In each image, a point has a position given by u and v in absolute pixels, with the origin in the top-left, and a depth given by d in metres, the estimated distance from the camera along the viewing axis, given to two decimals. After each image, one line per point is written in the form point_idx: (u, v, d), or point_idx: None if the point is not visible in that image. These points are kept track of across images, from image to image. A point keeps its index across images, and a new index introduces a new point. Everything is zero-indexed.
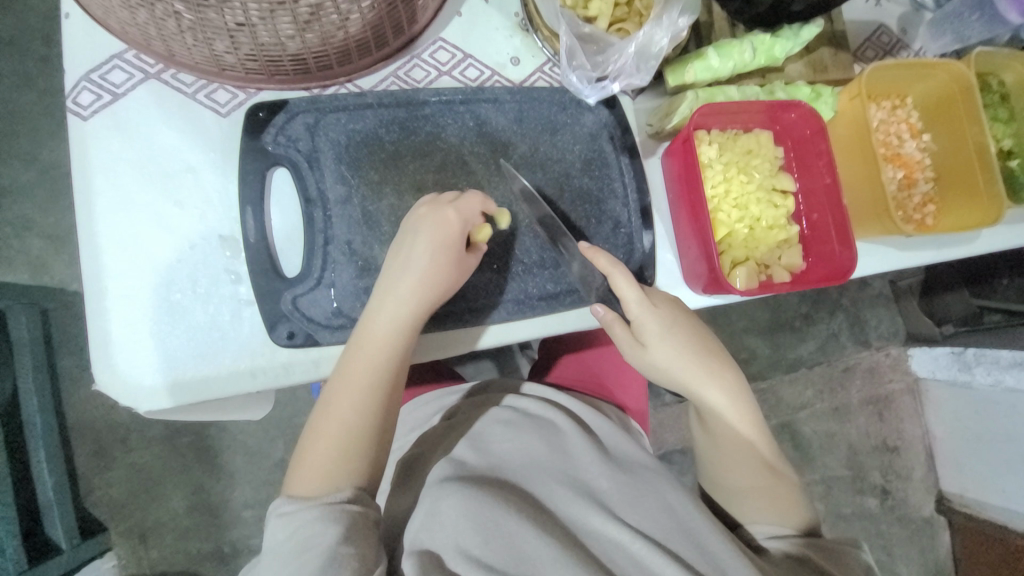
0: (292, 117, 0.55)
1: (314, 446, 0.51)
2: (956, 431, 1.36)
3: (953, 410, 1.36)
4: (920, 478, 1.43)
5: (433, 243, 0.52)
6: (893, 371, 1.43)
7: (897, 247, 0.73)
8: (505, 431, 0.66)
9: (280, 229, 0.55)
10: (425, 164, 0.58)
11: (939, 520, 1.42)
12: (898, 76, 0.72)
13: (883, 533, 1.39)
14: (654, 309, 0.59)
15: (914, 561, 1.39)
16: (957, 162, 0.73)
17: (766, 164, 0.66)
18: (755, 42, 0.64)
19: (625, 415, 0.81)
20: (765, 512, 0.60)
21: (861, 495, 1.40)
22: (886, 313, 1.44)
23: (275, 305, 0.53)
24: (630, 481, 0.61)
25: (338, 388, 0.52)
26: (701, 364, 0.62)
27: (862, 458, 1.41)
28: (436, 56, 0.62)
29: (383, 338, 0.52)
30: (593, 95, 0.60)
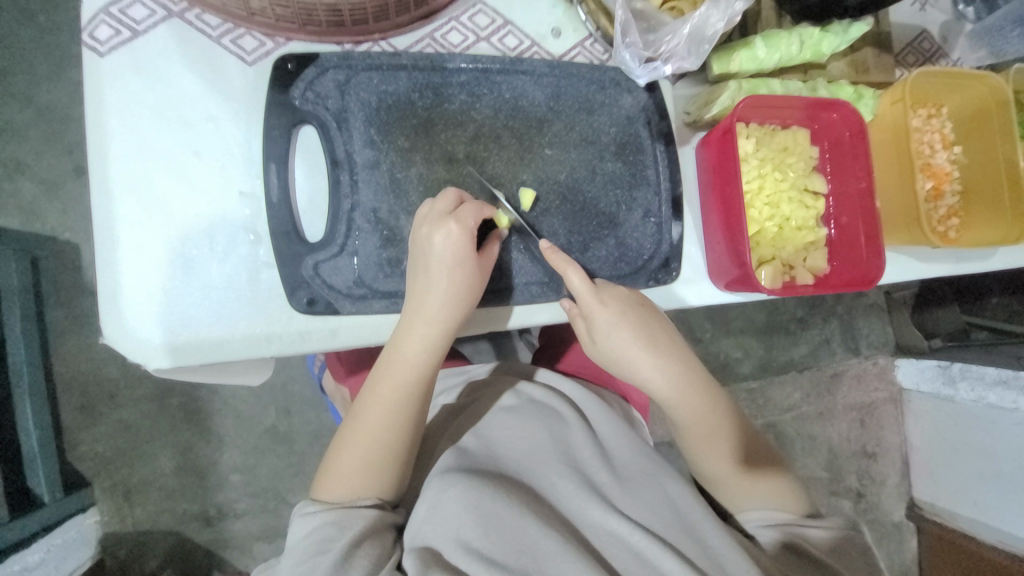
0: (322, 73, 0.52)
1: (342, 458, 0.54)
2: (933, 442, 1.40)
3: (933, 421, 1.39)
4: (893, 485, 1.47)
5: (456, 262, 0.51)
6: (879, 380, 1.46)
7: (918, 258, 0.73)
8: (511, 418, 0.65)
9: (304, 190, 0.53)
10: (457, 135, 0.56)
11: (907, 525, 1.47)
12: (937, 85, 0.70)
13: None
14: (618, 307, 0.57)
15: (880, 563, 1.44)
16: (985, 178, 0.72)
17: (801, 163, 0.64)
18: (803, 36, 0.62)
19: (628, 406, 0.80)
20: (757, 502, 0.62)
21: (837, 497, 1.43)
22: (879, 323, 1.46)
23: (295, 269, 0.51)
24: (632, 476, 0.61)
25: (366, 406, 0.54)
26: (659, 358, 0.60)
27: (842, 462, 1.44)
28: (475, 20, 0.59)
29: (407, 359, 0.53)
30: (643, 77, 0.57)
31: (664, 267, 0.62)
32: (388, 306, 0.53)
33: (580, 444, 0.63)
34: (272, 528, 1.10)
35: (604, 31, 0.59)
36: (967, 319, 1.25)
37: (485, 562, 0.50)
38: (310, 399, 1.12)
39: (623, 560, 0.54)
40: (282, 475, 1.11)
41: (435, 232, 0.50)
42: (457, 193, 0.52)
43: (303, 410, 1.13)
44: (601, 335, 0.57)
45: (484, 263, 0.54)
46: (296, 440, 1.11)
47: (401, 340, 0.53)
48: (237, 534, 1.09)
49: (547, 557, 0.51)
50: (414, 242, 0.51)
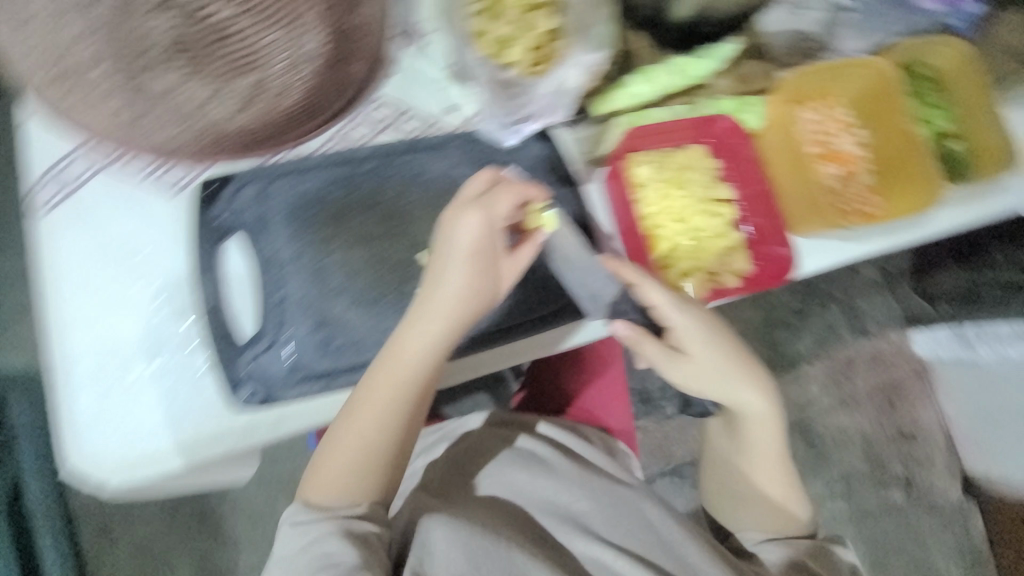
0: (241, 187, 0.59)
1: (342, 440, 0.55)
2: (967, 410, 1.32)
3: (960, 390, 1.35)
4: (941, 464, 1.42)
5: (476, 253, 0.55)
6: (897, 356, 1.44)
7: (851, 240, 0.74)
8: (524, 475, 0.67)
9: (236, 295, 0.58)
10: (371, 217, 0.61)
11: (968, 504, 1.41)
12: (821, 79, 0.74)
13: (911, 524, 1.40)
14: (688, 315, 0.62)
15: (947, 550, 1.39)
16: (895, 152, 0.74)
17: (703, 177, 0.69)
18: (677, 63, 0.67)
19: (609, 437, 0.84)
20: (756, 518, 0.71)
21: (884, 488, 1.41)
22: (881, 299, 1.44)
23: (233, 370, 0.55)
24: (611, 501, 0.66)
25: (360, 405, 0.55)
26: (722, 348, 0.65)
27: (879, 448, 1.42)
28: (376, 114, 0.65)
29: (406, 360, 0.54)
30: (513, 137, 0.65)
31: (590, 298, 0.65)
32: (326, 386, 0.56)
33: (568, 479, 0.67)
34: None
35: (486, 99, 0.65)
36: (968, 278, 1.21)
37: None
38: None
39: None
40: None
41: (462, 223, 0.55)
42: (490, 177, 0.57)
43: None
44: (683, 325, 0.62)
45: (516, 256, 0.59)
46: None
47: (406, 338, 0.54)
48: None
49: None
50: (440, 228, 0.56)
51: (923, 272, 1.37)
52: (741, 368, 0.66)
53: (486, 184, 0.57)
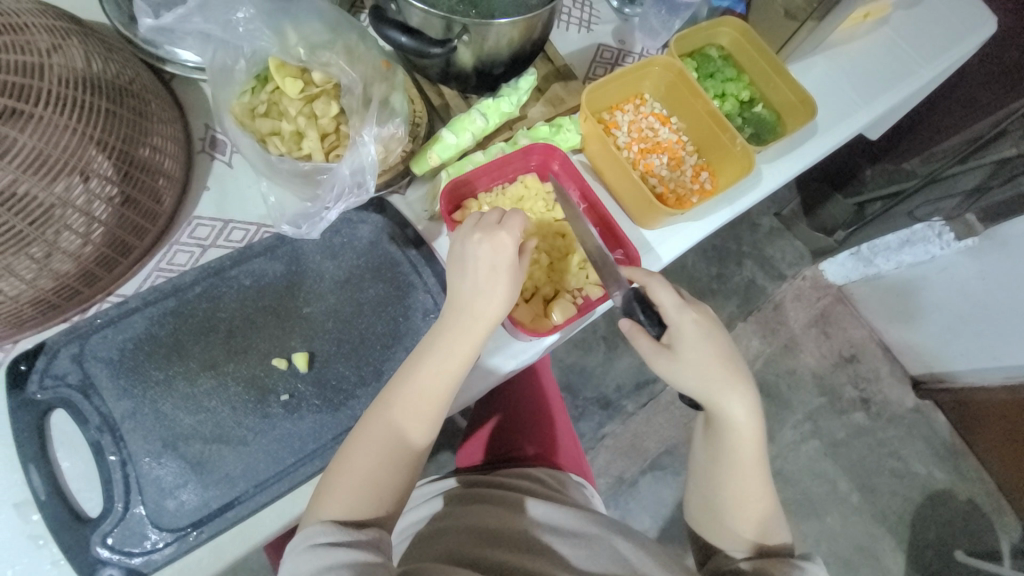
0: (54, 355, 0.54)
1: (340, 484, 0.52)
2: (888, 317, 1.44)
3: (878, 303, 1.44)
4: (888, 374, 1.51)
5: (502, 267, 0.56)
6: (816, 289, 1.52)
7: (697, 220, 0.79)
8: (494, 523, 0.66)
9: (75, 472, 0.52)
10: (212, 339, 0.58)
11: (926, 404, 1.49)
12: (624, 84, 0.80)
13: (884, 440, 1.46)
14: (688, 315, 0.61)
15: (923, 453, 1.46)
16: (706, 131, 0.80)
17: (539, 203, 0.71)
18: (482, 108, 0.70)
19: (558, 471, 0.81)
20: (736, 530, 0.64)
21: (847, 414, 1.46)
22: (785, 242, 1.53)
23: (86, 555, 0.49)
24: (581, 541, 0.64)
25: (357, 442, 0.53)
26: (713, 339, 0.62)
27: (831, 380, 1.48)
28: (196, 234, 0.63)
29: (457, 357, 0.55)
30: (311, 229, 0.63)
31: None
32: (195, 538, 0.51)
33: (551, 515, 0.68)
34: None
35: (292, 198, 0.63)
36: (854, 201, 1.36)
37: None
38: None
39: None
40: None
41: (476, 245, 0.57)
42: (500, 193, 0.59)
43: None
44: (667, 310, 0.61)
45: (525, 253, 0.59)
46: None
47: (451, 342, 0.55)
48: None
49: None
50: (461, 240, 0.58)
51: (814, 209, 1.46)
52: (718, 370, 0.61)
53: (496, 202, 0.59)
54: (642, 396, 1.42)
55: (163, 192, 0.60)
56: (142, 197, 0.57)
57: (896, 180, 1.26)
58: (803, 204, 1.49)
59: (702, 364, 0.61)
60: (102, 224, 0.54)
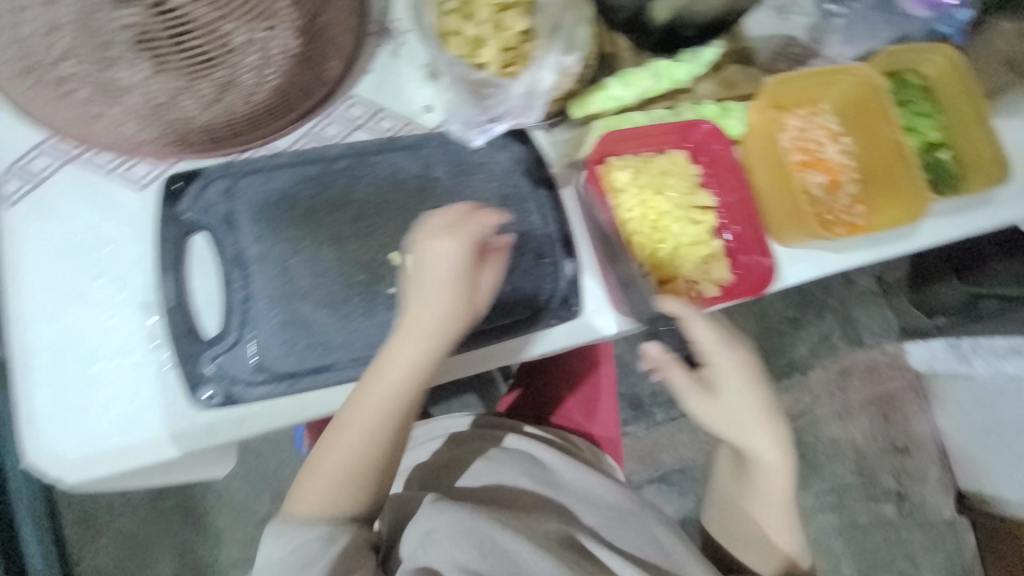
0: (207, 184, 0.58)
1: (313, 484, 0.57)
2: (960, 424, 1.33)
3: (955, 404, 1.33)
4: (936, 479, 1.41)
5: (449, 282, 0.54)
6: (892, 368, 1.42)
7: (833, 251, 0.73)
8: (491, 466, 0.74)
9: (200, 292, 0.57)
10: (342, 215, 0.60)
11: (961, 521, 1.40)
12: (807, 86, 0.74)
13: (904, 541, 1.39)
14: (729, 353, 0.63)
15: (939, 565, 1.39)
16: (881, 163, 0.73)
17: (682, 183, 0.67)
18: (656, 69, 0.66)
19: (597, 449, 0.86)
20: (751, 556, 0.70)
21: (876, 502, 1.39)
22: (879, 311, 1.42)
23: (194, 367, 0.54)
24: (617, 518, 0.70)
25: (357, 414, 0.55)
26: (762, 394, 0.64)
27: (873, 463, 1.40)
28: (350, 111, 0.65)
29: (398, 369, 0.54)
30: (479, 136, 0.62)
31: (564, 304, 0.63)
32: (286, 387, 0.55)
33: (582, 480, 0.74)
34: None
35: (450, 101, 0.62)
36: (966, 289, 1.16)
37: None
38: None
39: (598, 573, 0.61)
40: None
41: (432, 255, 0.53)
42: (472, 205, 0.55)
43: None
44: (709, 352, 0.62)
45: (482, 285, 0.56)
46: None
47: (387, 364, 0.54)
48: None
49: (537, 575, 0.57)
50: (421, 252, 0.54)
51: (926, 284, 1.30)
52: (756, 417, 0.64)
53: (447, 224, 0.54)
54: (674, 409, 1.39)
55: (332, 53, 0.58)
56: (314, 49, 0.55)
57: None
58: (916, 274, 1.34)
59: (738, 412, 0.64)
60: (284, 72, 0.53)
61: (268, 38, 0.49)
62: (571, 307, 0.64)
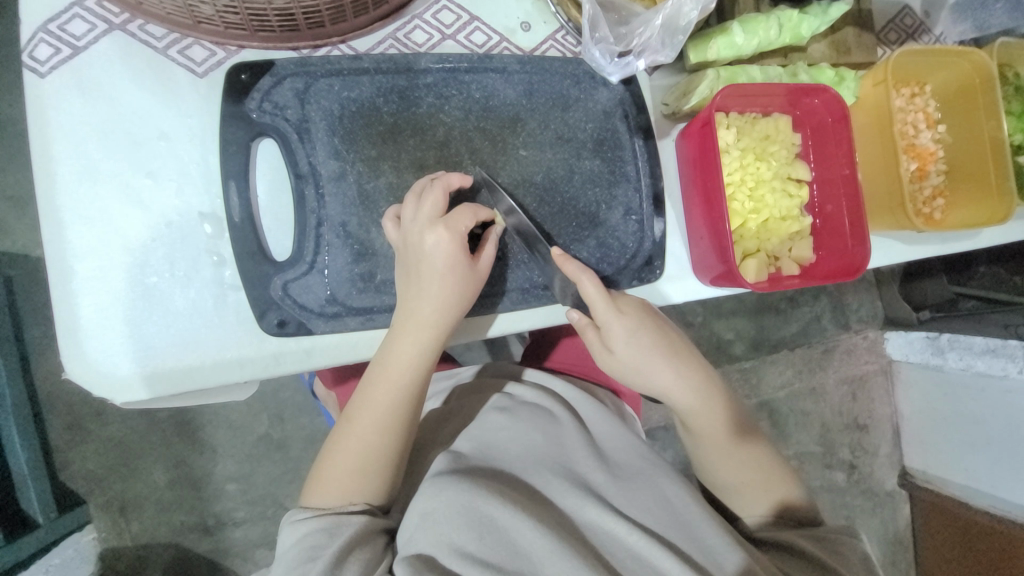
0: (279, 81, 0.50)
1: (328, 474, 0.54)
2: (923, 410, 1.38)
3: (921, 391, 1.38)
4: (886, 455, 1.47)
5: (449, 268, 0.49)
6: (870, 353, 1.44)
7: (904, 242, 0.72)
8: (505, 418, 0.65)
9: (267, 207, 0.51)
10: (426, 140, 0.54)
11: (901, 493, 1.47)
12: (921, 62, 0.69)
13: (848, 506, 1.45)
14: (619, 316, 0.56)
15: (875, 531, 1.46)
16: (971, 157, 0.71)
17: (783, 151, 0.63)
18: (782, 19, 0.60)
19: (619, 401, 0.81)
20: (760, 504, 0.61)
21: (832, 471, 1.44)
22: (869, 297, 1.42)
23: (264, 292, 0.49)
24: (626, 474, 0.60)
25: (359, 409, 0.53)
26: (671, 360, 0.60)
27: (836, 436, 1.44)
28: (440, 17, 0.56)
29: (401, 361, 0.51)
30: (616, 72, 0.56)
31: (647, 265, 0.61)
32: (363, 322, 0.51)
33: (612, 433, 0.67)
34: (272, 534, 1.08)
35: (575, 21, 0.56)
36: (955, 289, 1.23)
37: (477, 565, 0.50)
38: (301, 404, 1.09)
39: (622, 561, 0.53)
40: (279, 481, 1.09)
41: (426, 234, 0.49)
42: (434, 181, 0.50)
43: (295, 415, 1.10)
44: (616, 343, 0.56)
45: (479, 264, 0.52)
46: (290, 446, 1.09)
47: (390, 351, 0.51)
48: (237, 542, 1.08)
49: (544, 561, 0.50)
50: (396, 241, 0.50)
51: (912, 277, 1.33)
52: (671, 364, 0.60)
53: (418, 204, 0.49)
54: None
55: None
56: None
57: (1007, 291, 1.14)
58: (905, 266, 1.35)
59: (666, 370, 0.59)
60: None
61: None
62: (654, 267, 0.61)
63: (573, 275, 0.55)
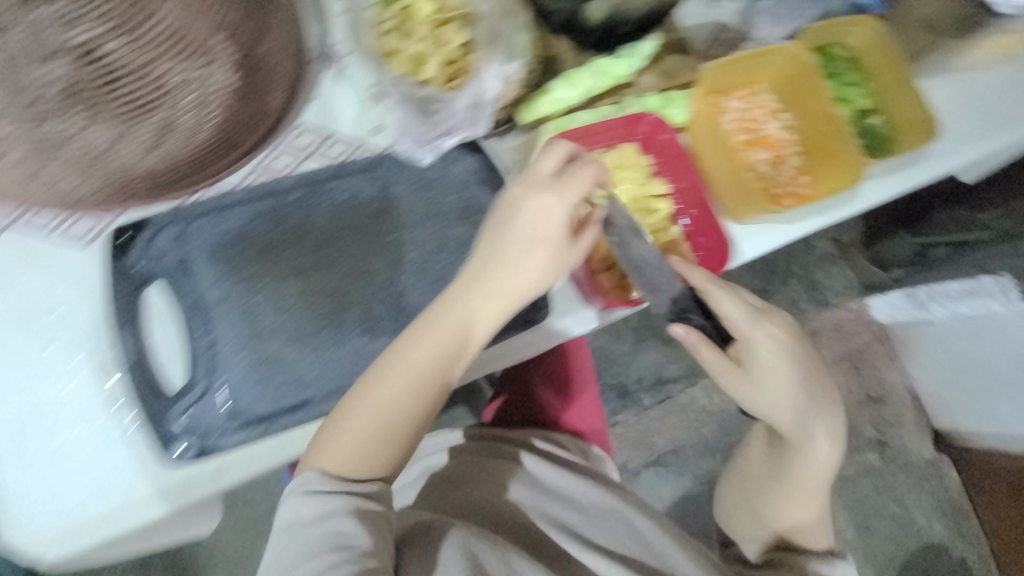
0: (157, 231, 0.56)
1: (328, 457, 0.53)
2: (937, 371, 1.31)
3: (925, 352, 1.33)
4: (911, 422, 1.42)
5: (542, 240, 0.56)
6: (858, 323, 1.43)
7: (785, 223, 0.74)
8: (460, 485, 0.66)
9: (162, 346, 0.56)
10: (301, 247, 0.59)
11: (941, 458, 1.41)
12: (743, 66, 0.75)
13: (890, 484, 1.39)
14: (762, 325, 0.64)
15: (927, 504, 1.39)
16: (818, 134, 0.76)
17: (635, 175, 0.69)
18: (598, 67, 0.68)
19: (583, 442, 0.85)
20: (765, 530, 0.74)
21: (861, 453, 1.39)
22: (838, 270, 1.43)
23: (164, 426, 0.52)
24: None
25: (365, 382, 0.55)
26: (789, 377, 0.65)
27: (852, 415, 1.40)
28: (298, 141, 0.63)
29: (456, 326, 0.56)
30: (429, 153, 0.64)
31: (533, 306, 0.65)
32: (265, 430, 0.54)
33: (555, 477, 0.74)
34: None
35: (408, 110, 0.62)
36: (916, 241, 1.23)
37: None
38: None
39: None
40: None
41: (552, 194, 0.56)
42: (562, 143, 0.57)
43: None
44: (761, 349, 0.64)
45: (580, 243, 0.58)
46: None
47: (449, 314, 0.56)
48: None
49: None
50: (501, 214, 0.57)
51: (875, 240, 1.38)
52: (793, 376, 0.65)
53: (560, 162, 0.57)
54: (660, 392, 1.39)
55: (278, 74, 0.57)
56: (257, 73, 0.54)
57: (965, 231, 1.12)
58: (869, 233, 1.41)
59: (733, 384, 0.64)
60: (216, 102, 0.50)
61: (201, 73, 0.48)
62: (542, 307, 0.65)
63: (703, 283, 0.62)
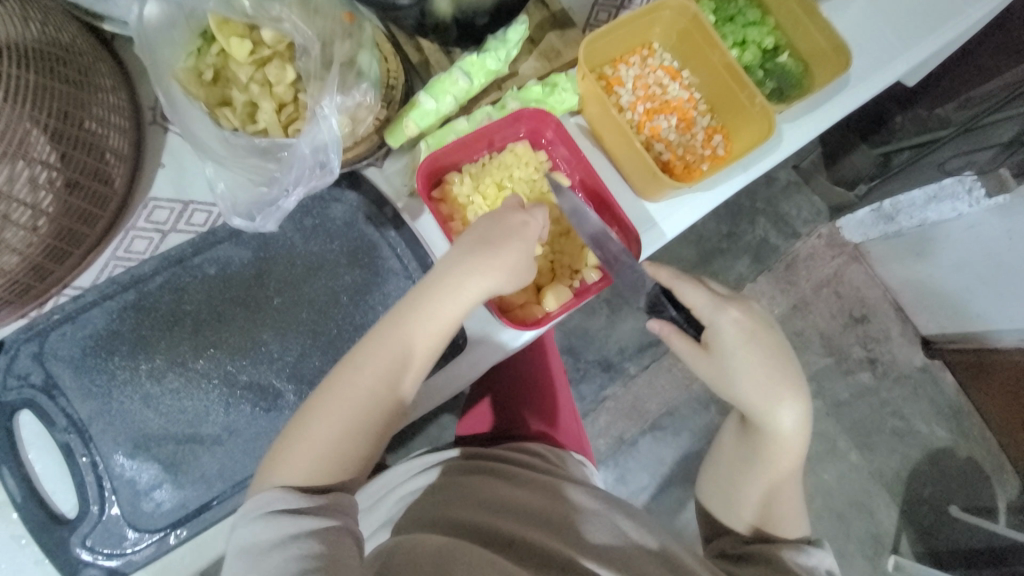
0: (14, 355, 0.53)
1: (293, 454, 0.48)
2: (907, 279, 1.20)
3: (893, 260, 1.19)
4: (899, 335, 1.29)
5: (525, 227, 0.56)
6: (830, 249, 1.27)
7: (706, 191, 0.69)
8: None
9: (48, 474, 0.54)
10: (175, 334, 0.55)
11: (935, 363, 1.28)
12: (630, 30, 0.69)
13: (889, 402, 1.27)
14: (728, 314, 0.57)
15: (928, 412, 1.27)
16: (722, 88, 0.70)
17: (530, 174, 0.64)
18: (465, 67, 0.60)
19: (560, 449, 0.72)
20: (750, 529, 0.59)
21: (852, 375, 1.27)
22: (802, 197, 1.27)
23: (67, 555, 0.52)
24: None
25: (353, 365, 0.51)
26: (772, 375, 0.57)
27: (839, 340, 1.27)
28: (154, 218, 0.59)
29: (453, 308, 0.52)
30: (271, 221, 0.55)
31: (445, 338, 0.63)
32: (177, 535, 0.53)
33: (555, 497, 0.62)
34: None
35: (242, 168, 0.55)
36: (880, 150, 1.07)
37: None
38: None
39: None
40: None
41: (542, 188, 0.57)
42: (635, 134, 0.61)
43: None
44: (729, 342, 0.57)
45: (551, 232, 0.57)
46: None
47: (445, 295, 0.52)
48: None
49: None
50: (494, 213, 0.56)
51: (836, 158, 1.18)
52: (772, 372, 0.57)
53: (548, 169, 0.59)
54: (645, 357, 1.20)
55: (109, 150, 0.54)
56: (85, 158, 0.51)
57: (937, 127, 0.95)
58: (825, 151, 1.20)
59: (714, 376, 0.58)
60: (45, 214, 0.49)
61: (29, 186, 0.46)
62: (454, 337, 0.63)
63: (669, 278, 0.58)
